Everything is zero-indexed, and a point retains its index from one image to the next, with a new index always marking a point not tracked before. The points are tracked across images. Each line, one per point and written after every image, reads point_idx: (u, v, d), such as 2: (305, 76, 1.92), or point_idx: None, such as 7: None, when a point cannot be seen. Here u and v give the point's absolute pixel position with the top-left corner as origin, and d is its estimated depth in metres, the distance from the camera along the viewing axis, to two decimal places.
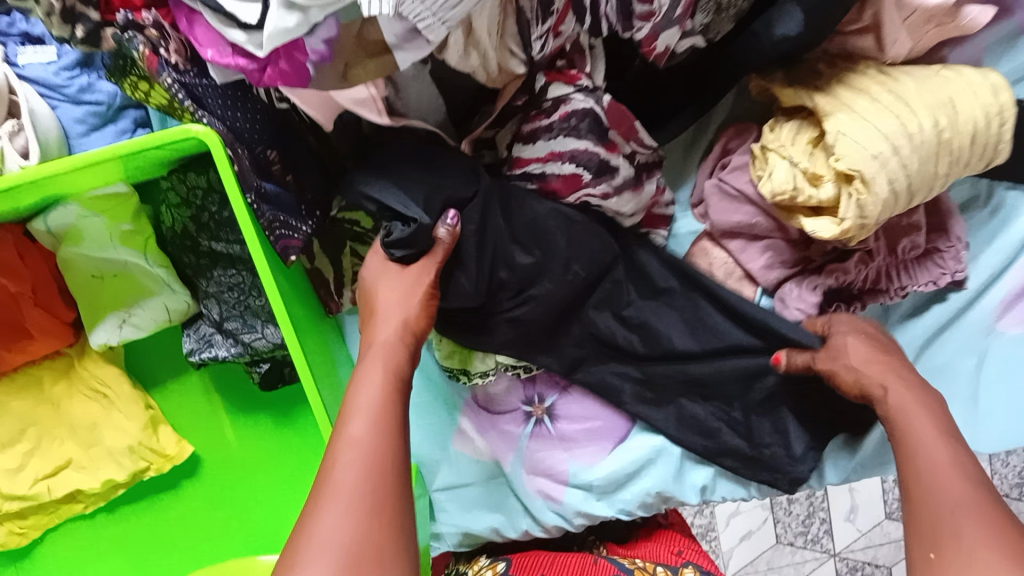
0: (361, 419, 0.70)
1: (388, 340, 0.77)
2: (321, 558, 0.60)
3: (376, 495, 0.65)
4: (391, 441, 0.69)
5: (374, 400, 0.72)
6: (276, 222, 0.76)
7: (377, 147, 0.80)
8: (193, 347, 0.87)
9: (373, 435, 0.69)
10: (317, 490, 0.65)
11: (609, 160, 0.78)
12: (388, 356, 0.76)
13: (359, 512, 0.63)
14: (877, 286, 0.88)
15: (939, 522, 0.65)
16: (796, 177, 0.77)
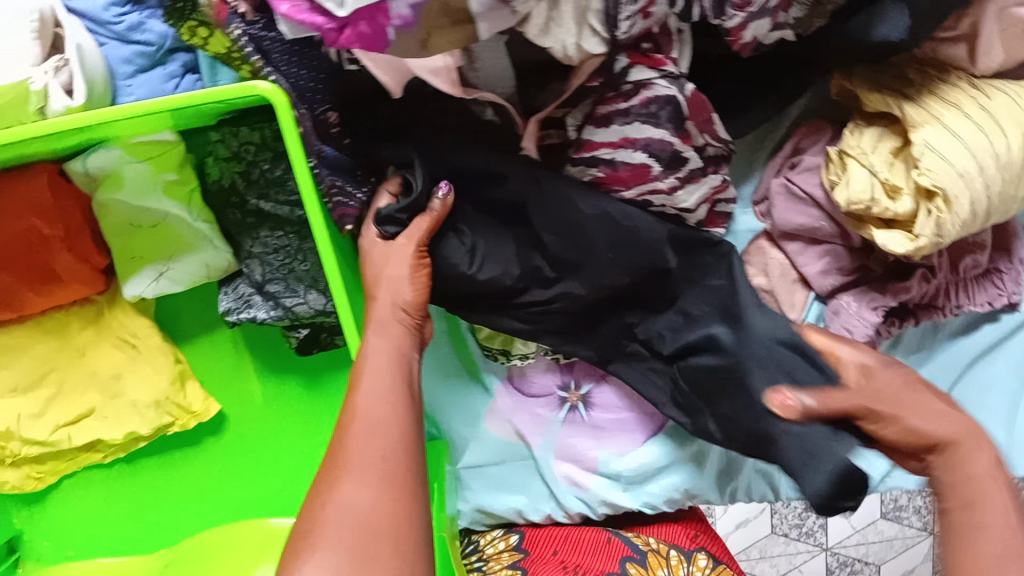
0: (369, 393, 0.70)
1: (387, 319, 0.76)
2: (338, 529, 0.60)
3: (393, 466, 0.65)
4: (400, 414, 0.70)
5: (381, 375, 0.72)
6: (334, 188, 0.74)
7: (402, 117, 0.77)
8: (230, 306, 0.84)
9: (381, 406, 0.69)
10: (331, 463, 0.65)
11: (682, 152, 0.75)
12: (392, 333, 0.76)
13: (382, 474, 0.64)
14: (933, 302, 0.86)
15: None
16: (874, 187, 0.75)
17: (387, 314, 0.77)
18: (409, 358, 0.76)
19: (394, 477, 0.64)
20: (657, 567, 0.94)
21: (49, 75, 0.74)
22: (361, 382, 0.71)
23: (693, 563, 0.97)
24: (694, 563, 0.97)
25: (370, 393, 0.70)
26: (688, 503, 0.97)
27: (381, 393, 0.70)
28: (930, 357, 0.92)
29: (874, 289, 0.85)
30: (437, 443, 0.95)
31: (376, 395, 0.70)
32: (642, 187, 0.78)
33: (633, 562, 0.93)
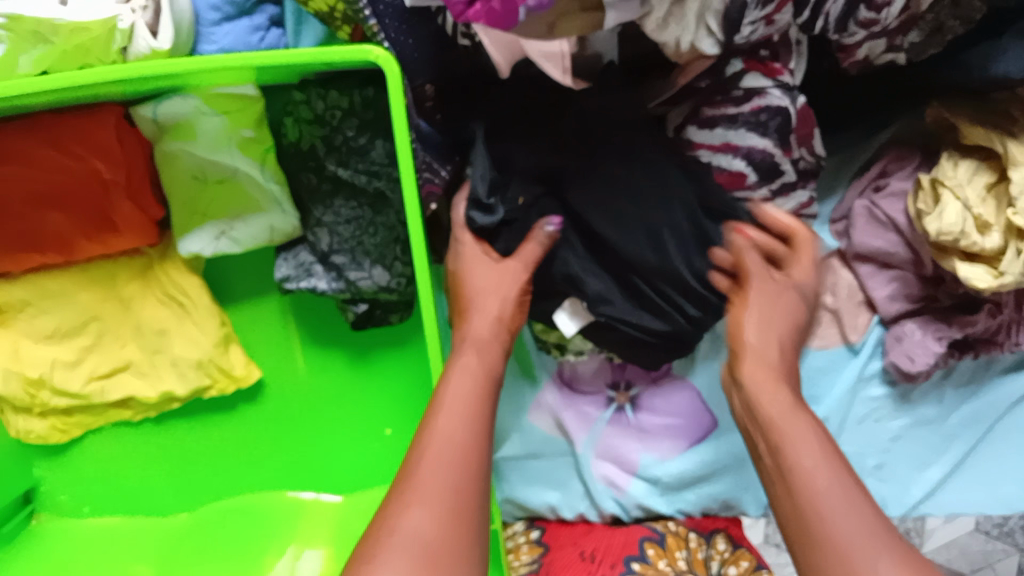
0: (449, 413, 0.65)
1: (483, 336, 0.73)
2: (400, 555, 0.55)
3: (465, 500, 0.60)
4: (479, 440, 0.64)
5: (467, 397, 0.67)
6: (422, 167, 0.73)
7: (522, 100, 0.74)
8: (289, 274, 0.83)
9: (463, 431, 0.64)
10: (400, 481, 0.60)
11: (779, 164, 0.73)
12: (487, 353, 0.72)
13: (448, 513, 0.58)
14: (993, 337, 0.86)
15: None
16: (965, 219, 0.74)
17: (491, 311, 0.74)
18: (496, 379, 0.71)
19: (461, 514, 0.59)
20: (676, 550, 0.91)
21: (133, 15, 0.69)
22: (445, 404, 0.66)
23: (713, 546, 0.92)
24: (714, 547, 0.92)
25: (449, 409, 0.65)
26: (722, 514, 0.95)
27: (465, 417, 0.65)
28: (977, 392, 0.92)
29: (938, 318, 0.86)
30: None
31: (460, 419, 0.64)
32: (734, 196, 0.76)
33: (651, 542, 0.91)
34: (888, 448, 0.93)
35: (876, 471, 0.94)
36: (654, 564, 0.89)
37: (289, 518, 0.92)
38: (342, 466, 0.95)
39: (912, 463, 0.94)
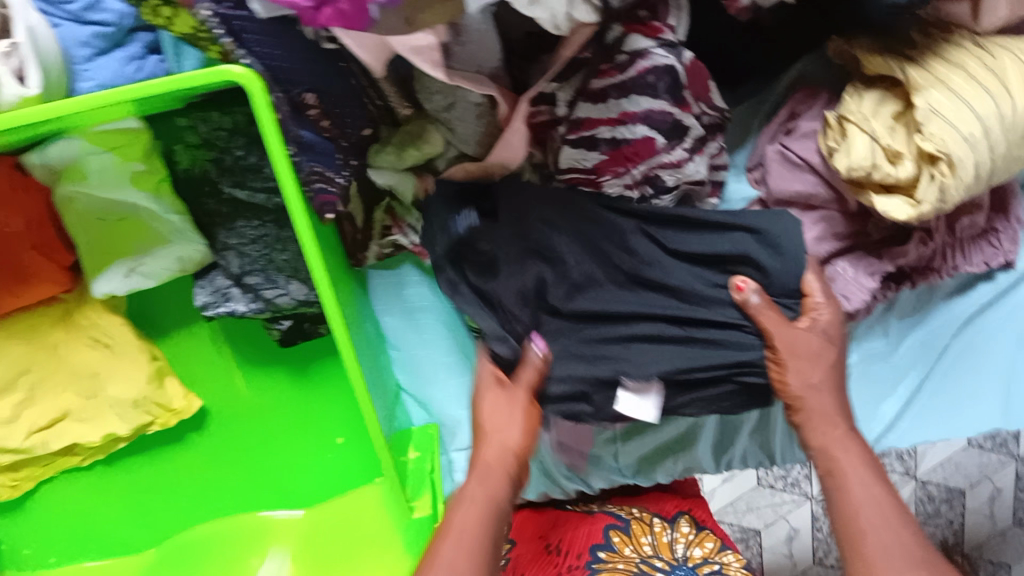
0: (442, 564, 0.70)
1: (490, 462, 0.76)
2: None
3: None
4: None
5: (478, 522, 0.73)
6: (313, 175, 0.69)
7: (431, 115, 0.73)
8: (207, 301, 0.80)
9: (465, 562, 0.70)
10: None
11: (683, 121, 0.71)
12: (494, 481, 0.75)
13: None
14: (930, 265, 0.85)
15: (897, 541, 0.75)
16: (875, 152, 0.73)
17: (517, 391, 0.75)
18: (502, 505, 0.75)
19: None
20: (641, 535, 0.90)
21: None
22: (452, 533, 0.72)
23: (677, 529, 0.93)
24: (678, 530, 0.92)
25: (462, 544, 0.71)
26: (682, 475, 0.97)
27: (466, 537, 0.71)
28: (921, 321, 0.91)
29: (871, 254, 0.84)
30: (429, 428, 0.92)
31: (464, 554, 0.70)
32: (648, 163, 0.73)
33: (616, 530, 0.90)
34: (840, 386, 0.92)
35: None
36: (620, 550, 0.87)
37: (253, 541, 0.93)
38: (301, 478, 0.95)
39: (868, 399, 0.93)
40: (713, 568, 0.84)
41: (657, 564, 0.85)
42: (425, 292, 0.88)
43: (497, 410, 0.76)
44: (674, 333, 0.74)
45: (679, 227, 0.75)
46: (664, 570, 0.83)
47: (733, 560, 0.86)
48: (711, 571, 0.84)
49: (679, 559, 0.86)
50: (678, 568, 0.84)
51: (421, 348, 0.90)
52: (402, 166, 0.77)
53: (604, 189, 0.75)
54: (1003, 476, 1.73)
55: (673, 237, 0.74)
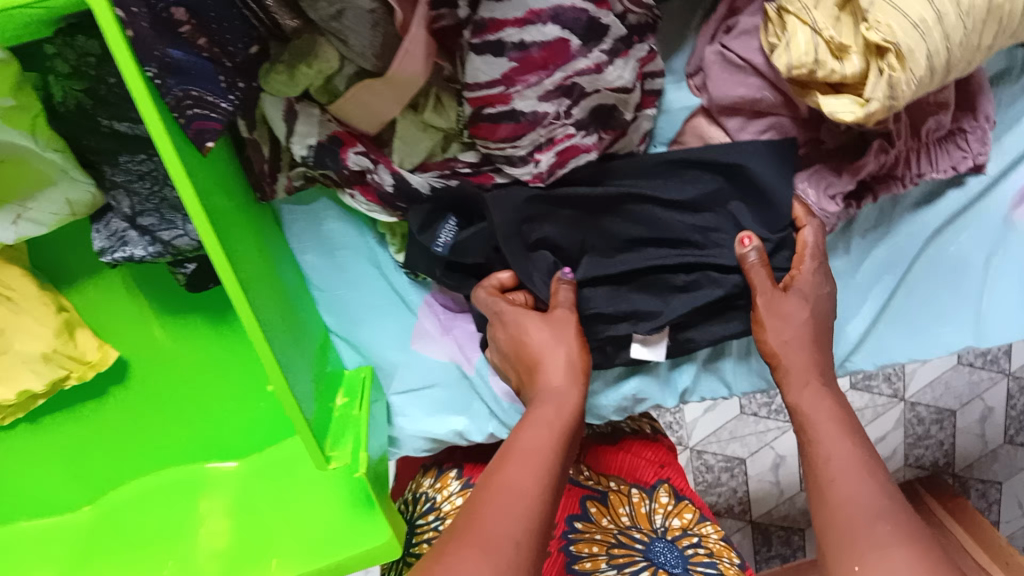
0: (518, 464, 0.63)
1: (560, 385, 0.71)
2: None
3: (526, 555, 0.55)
4: (545, 496, 0.61)
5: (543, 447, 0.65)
6: (188, 100, 0.61)
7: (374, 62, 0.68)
8: (104, 246, 0.74)
9: (533, 481, 0.61)
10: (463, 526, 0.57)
11: (599, 18, 0.64)
12: (566, 402, 0.70)
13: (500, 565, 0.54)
14: (892, 173, 0.77)
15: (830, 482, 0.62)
16: (817, 47, 0.65)
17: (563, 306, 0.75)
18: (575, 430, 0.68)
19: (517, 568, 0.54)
20: (619, 506, 0.92)
21: None
22: (509, 461, 0.63)
23: (656, 499, 0.93)
24: (657, 501, 0.93)
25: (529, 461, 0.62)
26: (637, 410, 0.90)
27: (522, 462, 0.63)
28: (887, 235, 0.85)
29: (830, 171, 0.76)
30: (362, 371, 0.86)
31: (531, 471, 0.61)
32: (565, 69, 0.65)
33: (593, 500, 0.92)
34: None
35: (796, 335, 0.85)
36: (597, 521, 0.89)
37: (187, 511, 0.88)
38: (235, 431, 0.91)
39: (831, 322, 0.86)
40: (690, 542, 0.87)
41: (635, 537, 0.88)
42: (344, 228, 0.82)
43: (543, 335, 0.73)
44: (668, 282, 0.76)
45: (660, 176, 0.75)
46: (643, 542, 0.87)
47: (710, 531, 0.90)
48: (689, 544, 0.87)
49: (657, 534, 0.89)
50: (656, 541, 0.88)
51: (346, 288, 0.84)
52: (296, 90, 0.70)
53: (516, 104, 0.66)
54: (994, 395, 1.70)
55: (670, 187, 0.75)
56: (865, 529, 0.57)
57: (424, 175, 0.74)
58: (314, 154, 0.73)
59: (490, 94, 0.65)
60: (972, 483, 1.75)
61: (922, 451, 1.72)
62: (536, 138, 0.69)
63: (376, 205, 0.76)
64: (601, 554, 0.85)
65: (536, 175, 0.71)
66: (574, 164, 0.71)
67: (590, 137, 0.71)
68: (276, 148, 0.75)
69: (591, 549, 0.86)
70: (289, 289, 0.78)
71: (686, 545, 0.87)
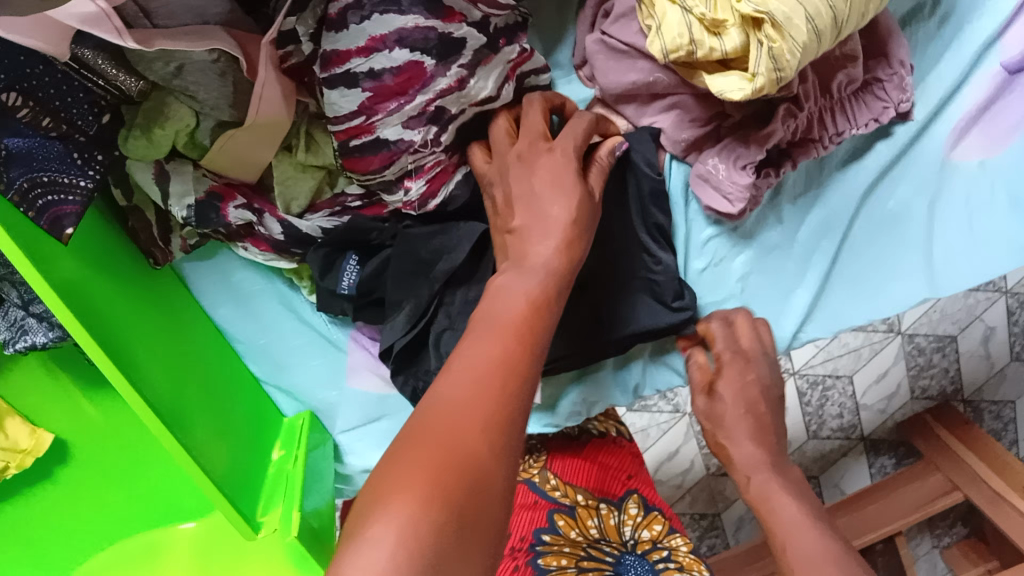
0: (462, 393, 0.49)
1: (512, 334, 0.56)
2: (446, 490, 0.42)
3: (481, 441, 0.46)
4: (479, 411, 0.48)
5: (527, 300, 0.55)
6: (38, 186, 0.59)
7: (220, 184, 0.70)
8: (4, 338, 0.72)
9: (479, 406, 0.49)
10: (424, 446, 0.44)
11: (451, 33, 0.61)
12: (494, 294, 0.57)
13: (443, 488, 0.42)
14: (808, 136, 0.72)
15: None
16: (690, 26, 0.60)
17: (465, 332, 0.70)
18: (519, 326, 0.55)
19: (416, 536, 0.39)
20: (587, 518, 0.88)
21: None
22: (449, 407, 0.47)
23: (625, 511, 0.90)
24: (626, 512, 0.90)
25: (532, 234, 0.59)
26: (591, 411, 0.86)
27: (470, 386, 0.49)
28: (819, 198, 0.80)
29: (738, 142, 0.72)
30: (300, 418, 0.84)
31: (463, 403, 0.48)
32: (426, 92, 0.61)
33: (561, 513, 0.87)
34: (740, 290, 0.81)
35: None
36: (565, 534, 0.85)
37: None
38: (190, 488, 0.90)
39: (773, 296, 0.82)
40: (661, 556, 0.84)
41: (605, 550, 0.84)
42: (251, 277, 0.79)
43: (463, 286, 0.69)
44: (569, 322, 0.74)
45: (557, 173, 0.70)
46: (614, 555, 0.84)
47: (680, 544, 0.86)
48: (659, 558, 0.84)
49: (627, 547, 0.86)
50: (627, 555, 0.85)
51: (269, 337, 0.81)
52: (161, 151, 0.66)
53: (381, 133, 0.63)
54: (993, 314, 1.65)
55: None
56: None
57: (314, 218, 0.71)
58: (196, 212, 0.68)
59: (354, 125, 0.63)
60: (984, 405, 1.70)
61: (927, 381, 1.67)
62: (404, 166, 0.66)
63: (271, 253, 0.73)
64: (571, 567, 0.80)
65: (406, 203, 0.68)
66: (446, 193, 0.69)
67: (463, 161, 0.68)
68: (161, 211, 0.72)
69: (561, 562, 0.81)
70: (201, 351, 0.76)
71: (656, 560, 0.84)
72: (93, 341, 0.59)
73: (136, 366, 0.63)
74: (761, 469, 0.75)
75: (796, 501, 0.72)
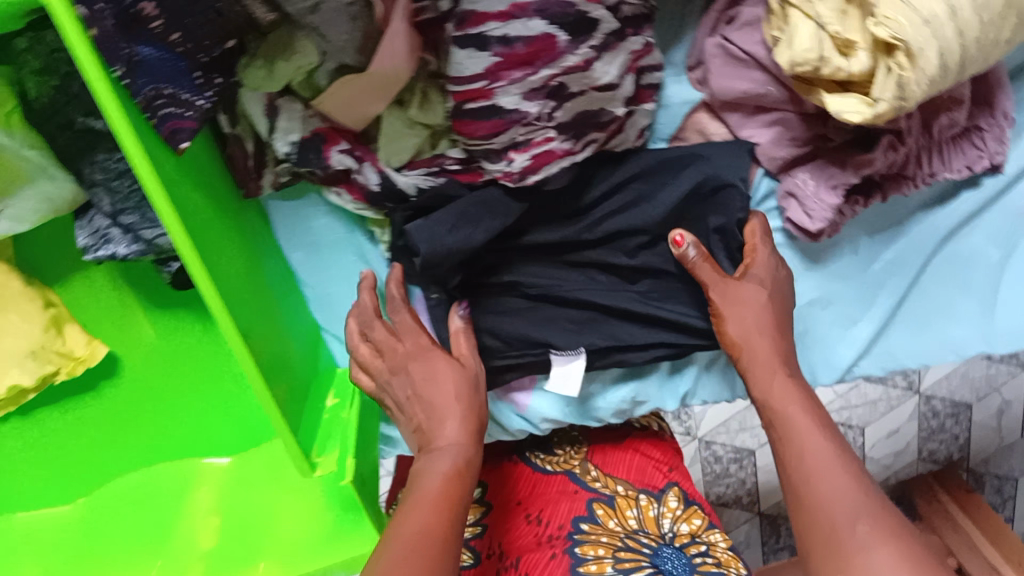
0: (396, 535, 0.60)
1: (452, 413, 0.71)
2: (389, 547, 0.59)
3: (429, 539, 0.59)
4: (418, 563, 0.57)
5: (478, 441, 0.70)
6: (160, 98, 0.59)
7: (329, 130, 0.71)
8: (87, 243, 0.72)
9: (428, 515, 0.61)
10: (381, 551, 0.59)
11: (589, 12, 0.61)
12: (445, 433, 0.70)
13: (413, 537, 0.59)
14: (903, 172, 0.74)
15: (808, 476, 0.64)
16: (822, 42, 0.61)
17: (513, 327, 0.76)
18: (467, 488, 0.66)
19: None
20: (626, 509, 0.89)
21: None
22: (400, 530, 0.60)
23: (664, 504, 0.91)
24: (665, 505, 0.91)
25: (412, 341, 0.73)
26: (636, 412, 0.88)
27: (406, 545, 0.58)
28: (897, 235, 0.81)
29: (833, 162, 0.73)
30: None
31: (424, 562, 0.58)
32: (551, 67, 0.63)
33: (599, 503, 0.89)
34: (803, 313, 0.82)
35: (800, 339, 0.83)
36: (604, 523, 0.86)
37: (178, 509, 0.87)
38: (225, 425, 0.90)
39: (834, 324, 0.83)
40: (698, 550, 0.84)
41: (643, 541, 0.84)
42: (332, 224, 0.79)
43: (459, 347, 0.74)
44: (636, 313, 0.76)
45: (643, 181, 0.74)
46: (651, 547, 0.83)
47: (718, 539, 0.86)
48: (697, 552, 0.84)
49: (665, 539, 0.85)
50: (664, 546, 0.84)
51: (337, 286, 0.82)
52: (276, 85, 0.67)
53: (498, 100, 0.64)
54: (1011, 390, 1.66)
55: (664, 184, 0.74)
56: (843, 516, 0.60)
57: (412, 175, 0.72)
58: (298, 150, 0.69)
59: (474, 89, 0.63)
60: (988, 477, 1.71)
61: (936, 445, 1.66)
62: (513, 138, 0.66)
63: (363, 203, 0.74)
64: (607, 557, 0.80)
65: (507, 174, 0.69)
66: (548, 171, 0.69)
67: (570, 143, 0.68)
68: (261, 143, 0.73)
69: (597, 551, 0.81)
70: (274, 288, 0.76)
71: (694, 553, 0.83)
72: (193, 254, 0.59)
73: (225, 282, 0.64)
74: (789, 399, 0.70)
75: (806, 403, 0.70)
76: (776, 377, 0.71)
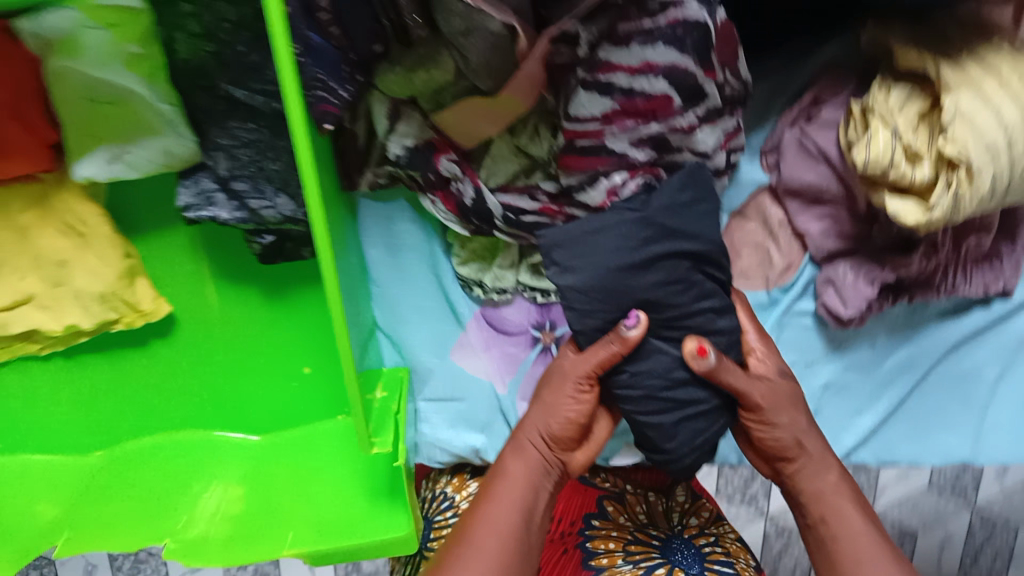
0: None
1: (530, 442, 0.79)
2: None
3: None
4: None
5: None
6: (316, 81, 0.65)
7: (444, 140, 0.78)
8: (189, 202, 0.77)
9: None
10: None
11: (703, 86, 0.71)
12: (528, 454, 0.79)
13: None
14: (929, 280, 0.83)
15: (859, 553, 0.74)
16: (894, 150, 0.71)
17: (528, 437, 0.79)
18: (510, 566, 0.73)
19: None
20: (635, 505, 0.92)
21: None
22: None
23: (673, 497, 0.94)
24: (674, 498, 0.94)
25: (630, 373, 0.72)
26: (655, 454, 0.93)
27: None
28: (911, 338, 0.89)
29: (872, 260, 0.82)
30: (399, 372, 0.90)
31: None
32: (662, 124, 0.71)
33: (609, 499, 0.92)
34: (818, 396, 0.90)
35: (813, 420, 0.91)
36: (614, 519, 0.90)
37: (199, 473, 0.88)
38: (256, 406, 0.91)
39: (841, 412, 0.91)
40: (707, 540, 0.89)
41: (652, 534, 0.88)
42: (414, 231, 0.85)
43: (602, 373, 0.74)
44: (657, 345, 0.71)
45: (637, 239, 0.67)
46: (660, 539, 0.88)
47: (727, 531, 0.91)
48: (706, 542, 0.88)
49: (675, 531, 0.90)
50: (673, 538, 0.89)
51: (401, 290, 0.88)
52: (407, 92, 0.75)
53: (608, 142, 0.71)
54: (958, 527, 1.45)
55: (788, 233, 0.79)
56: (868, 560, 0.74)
57: (502, 197, 0.79)
58: (408, 155, 0.76)
59: (585, 129, 0.71)
60: None
61: None
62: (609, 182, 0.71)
63: (453, 216, 0.80)
64: (618, 551, 0.85)
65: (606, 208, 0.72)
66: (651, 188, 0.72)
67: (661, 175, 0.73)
68: (370, 143, 0.79)
69: (609, 545, 0.86)
70: (353, 279, 0.82)
71: (703, 542, 0.88)
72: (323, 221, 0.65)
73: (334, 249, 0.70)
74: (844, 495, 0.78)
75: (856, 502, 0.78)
76: (830, 474, 0.79)
